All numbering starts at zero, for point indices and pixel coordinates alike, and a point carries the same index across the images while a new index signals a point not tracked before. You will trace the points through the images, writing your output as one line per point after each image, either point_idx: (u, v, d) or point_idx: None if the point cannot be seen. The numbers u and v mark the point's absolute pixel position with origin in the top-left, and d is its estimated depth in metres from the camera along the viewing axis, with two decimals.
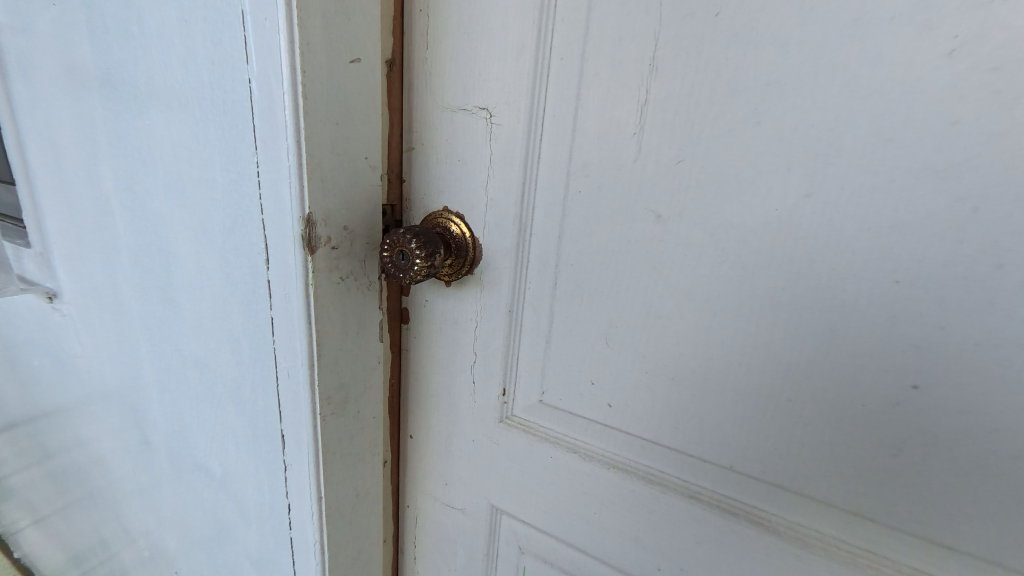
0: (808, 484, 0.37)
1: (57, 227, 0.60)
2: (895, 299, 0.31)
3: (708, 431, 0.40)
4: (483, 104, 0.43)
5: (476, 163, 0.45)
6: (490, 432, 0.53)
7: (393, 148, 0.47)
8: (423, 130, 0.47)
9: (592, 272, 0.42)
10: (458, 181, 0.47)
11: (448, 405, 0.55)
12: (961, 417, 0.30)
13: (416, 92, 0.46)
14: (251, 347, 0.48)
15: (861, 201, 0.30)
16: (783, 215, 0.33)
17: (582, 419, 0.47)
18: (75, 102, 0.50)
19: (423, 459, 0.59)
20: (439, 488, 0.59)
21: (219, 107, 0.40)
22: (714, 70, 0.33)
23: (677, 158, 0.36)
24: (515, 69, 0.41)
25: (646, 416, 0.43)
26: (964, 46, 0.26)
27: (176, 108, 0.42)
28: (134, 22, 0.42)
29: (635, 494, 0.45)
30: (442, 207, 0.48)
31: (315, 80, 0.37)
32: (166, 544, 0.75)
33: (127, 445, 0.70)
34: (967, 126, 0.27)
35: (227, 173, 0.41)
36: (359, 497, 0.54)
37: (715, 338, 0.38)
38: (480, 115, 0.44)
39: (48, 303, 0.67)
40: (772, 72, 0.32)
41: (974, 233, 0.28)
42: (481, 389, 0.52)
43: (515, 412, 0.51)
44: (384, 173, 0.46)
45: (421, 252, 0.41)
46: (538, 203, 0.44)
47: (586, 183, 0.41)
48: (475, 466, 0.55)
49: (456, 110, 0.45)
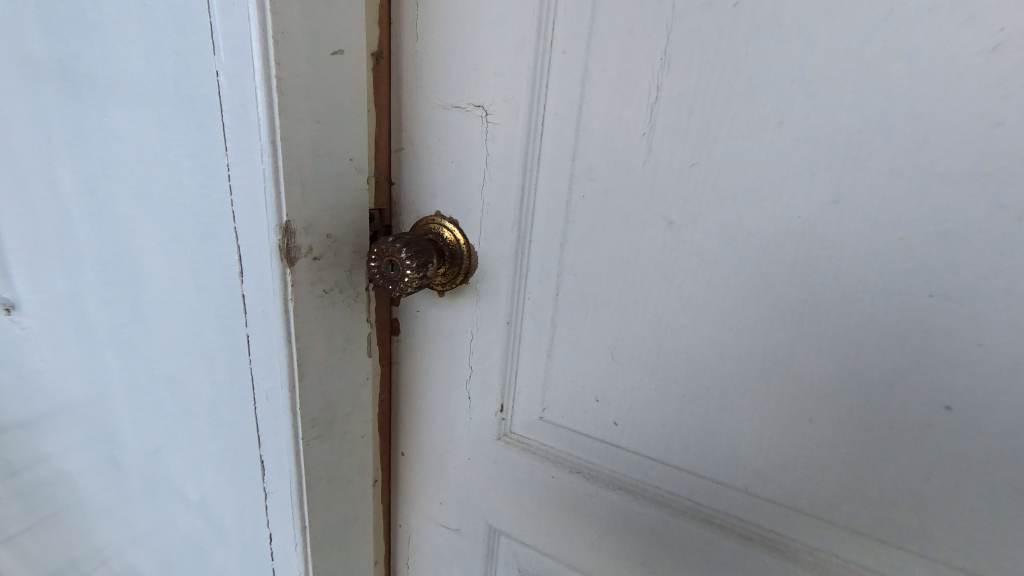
0: (830, 508, 0.34)
1: (14, 232, 0.55)
2: (929, 315, 0.28)
3: (722, 452, 0.37)
4: (479, 101, 0.40)
5: (472, 165, 0.42)
6: (488, 450, 0.50)
7: (380, 149, 0.44)
8: (413, 128, 0.44)
9: (597, 282, 0.39)
10: (451, 183, 0.44)
11: (443, 423, 0.52)
12: (999, 440, 0.28)
13: (406, 90, 0.43)
14: (227, 363, 0.44)
15: (892, 209, 0.28)
16: (806, 224, 0.31)
17: (586, 438, 0.44)
18: (28, 96, 0.45)
19: (416, 477, 0.56)
20: (434, 508, 0.56)
21: (184, 102, 0.36)
22: (732, 66, 0.31)
23: (690, 162, 0.33)
24: (513, 65, 0.38)
25: (655, 435, 0.40)
26: (1011, 40, 0.24)
27: (138, 104, 0.38)
28: (89, 8, 0.38)
29: (644, 518, 0.42)
30: (435, 212, 0.45)
31: (293, 72, 0.33)
32: (141, 567, 0.70)
33: (97, 464, 0.66)
34: (1013, 127, 0.25)
35: (196, 175, 0.37)
36: (348, 522, 0.51)
37: (729, 354, 0.35)
38: (475, 114, 0.41)
39: (5, 314, 0.61)
40: (796, 69, 0.29)
41: (1017, 245, 0.26)
42: (477, 406, 0.49)
43: (514, 429, 0.48)
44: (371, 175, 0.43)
45: (412, 262, 0.38)
46: (538, 209, 0.41)
47: (590, 189, 0.38)
48: (472, 485, 0.52)
49: (449, 107, 0.42)
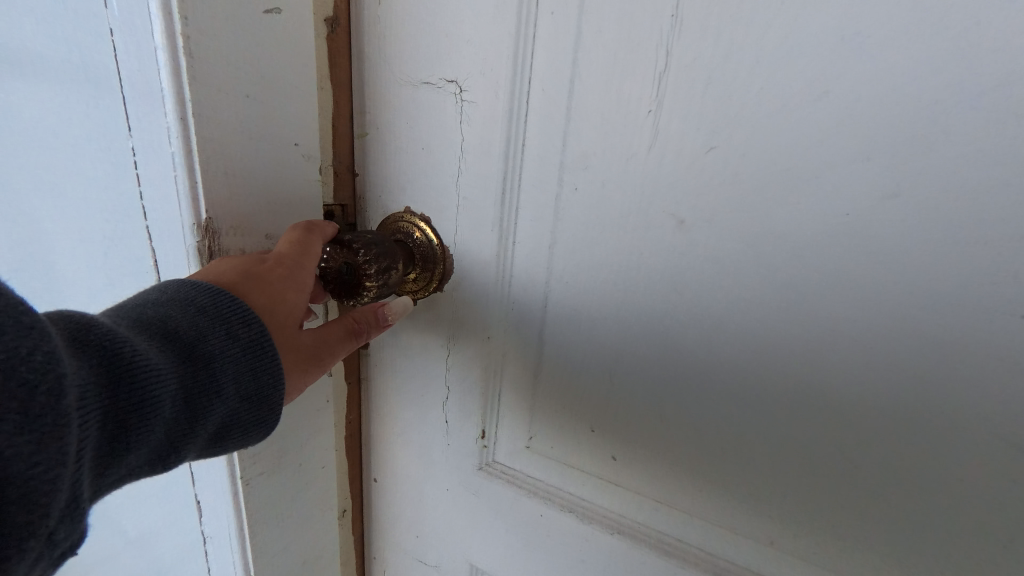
0: (872, 565, 0.29)
1: None
2: (1009, 338, 0.23)
3: (740, 496, 0.32)
4: (453, 76, 0.34)
5: (446, 152, 0.36)
6: (469, 480, 0.44)
7: (337, 134, 0.38)
8: (377, 109, 0.37)
9: (591, 292, 0.33)
10: (422, 174, 0.37)
11: (417, 448, 0.46)
12: None
13: (367, 63, 0.36)
14: None
15: (967, 204, 0.22)
16: (855, 223, 0.24)
17: (579, 472, 0.38)
18: None
19: (389, 507, 0.50)
20: (408, 541, 0.50)
21: (79, 73, 0.29)
22: (764, 19, 0.24)
23: (707, 145, 0.27)
24: (491, 30, 0.31)
25: (660, 473, 0.34)
26: None
27: (23, 75, 0.31)
28: None
29: (647, 568, 0.36)
30: (402, 207, 0.39)
31: (215, 35, 0.27)
32: None
33: None
34: None
35: (100, 162, 0.31)
36: (307, 562, 0.44)
37: (750, 382, 0.29)
38: (448, 90, 0.34)
39: None
40: (847, 21, 0.23)
41: None
42: (455, 430, 0.43)
43: (498, 458, 0.42)
44: (326, 165, 0.37)
45: (373, 271, 0.32)
46: (522, 204, 0.34)
47: (583, 179, 0.31)
48: (451, 518, 0.46)
49: (418, 83, 0.35)
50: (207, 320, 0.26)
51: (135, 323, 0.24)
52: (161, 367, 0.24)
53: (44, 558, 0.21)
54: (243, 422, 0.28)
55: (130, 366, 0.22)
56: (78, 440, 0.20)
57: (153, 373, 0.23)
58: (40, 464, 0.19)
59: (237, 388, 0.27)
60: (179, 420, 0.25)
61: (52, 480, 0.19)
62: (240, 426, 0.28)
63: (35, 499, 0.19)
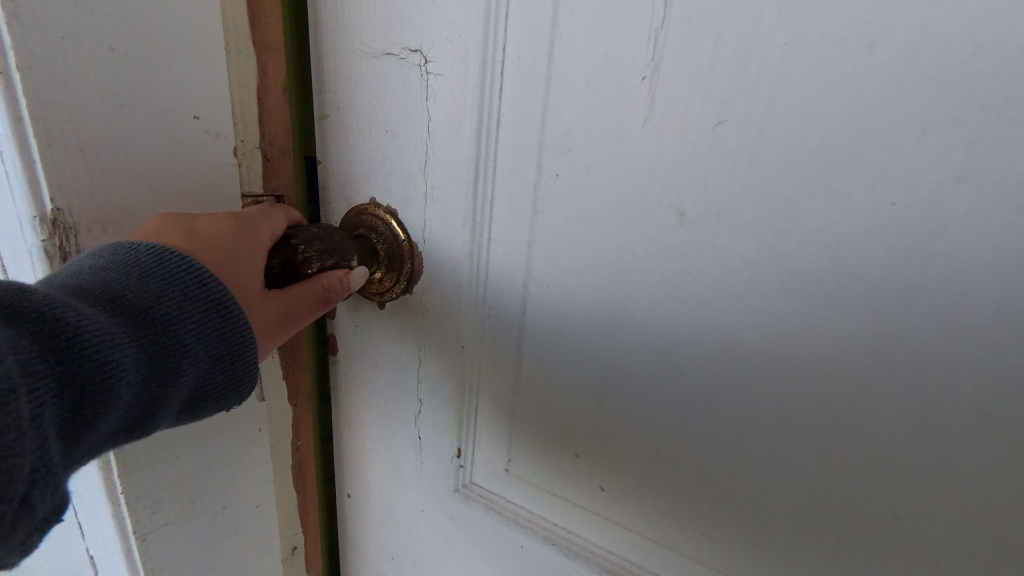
0: None
1: None
2: None
3: (750, 543, 0.26)
4: (417, 44, 0.29)
5: (412, 134, 0.31)
6: (443, 503, 0.39)
7: (265, 108, 0.31)
8: (337, 86, 0.33)
9: (576, 298, 0.28)
10: (386, 160, 0.32)
11: (389, 465, 0.42)
12: None
13: (324, 35, 0.32)
14: None
15: None
16: (906, 216, 0.19)
17: (563, 502, 0.33)
18: None
19: (363, 526, 0.46)
20: (384, 564, 0.46)
21: None
22: None
23: (714, 121, 0.22)
24: None
25: (655, 510, 0.29)
26: None
27: None
28: None
29: None
30: (367, 200, 0.34)
31: None
32: None
33: None
34: None
35: None
36: None
37: (766, 410, 0.24)
38: (412, 61, 0.29)
39: None
40: None
41: None
42: (429, 448, 0.38)
43: (474, 481, 0.37)
44: (252, 148, 0.31)
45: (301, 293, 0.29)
46: (496, 195, 0.29)
47: (566, 165, 0.26)
48: (426, 542, 0.42)
49: (379, 54, 0.30)
50: (158, 281, 0.23)
51: (80, 281, 0.21)
52: (112, 328, 0.21)
53: (30, 527, 0.19)
54: (229, 381, 0.25)
55: (70, 324, 0.19)
56: (25, 405, 0.18)
57: (101, 333, 0.20)
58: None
59: (207, 349, 0.24)
60: (149, 383, 0.22)
61: (4, 449, 0.17)
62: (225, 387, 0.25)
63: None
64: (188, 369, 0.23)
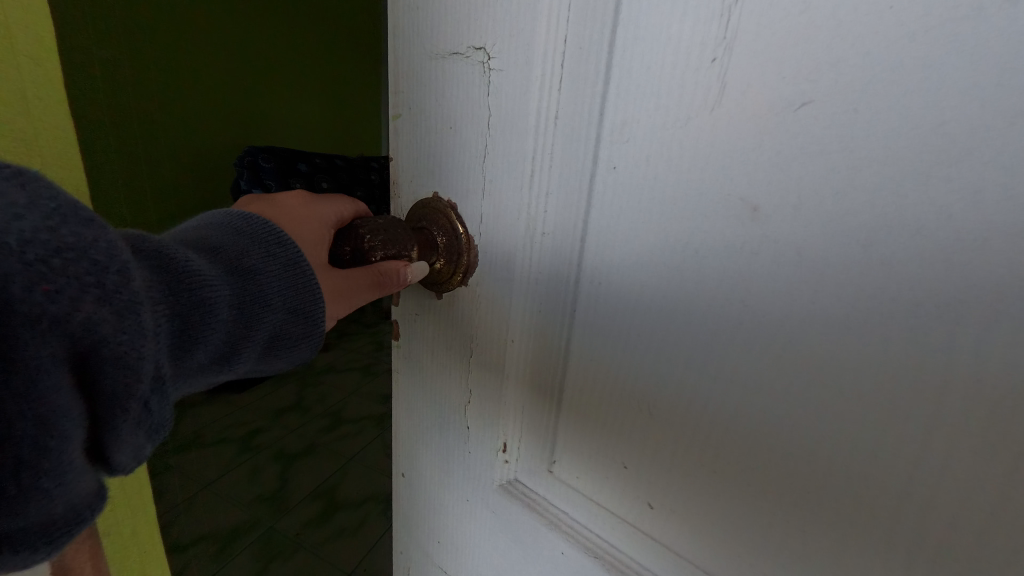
0: None
1: None
2: None
3: None
4: (481, 42, 0.30)
5: (472, 130, 0.32)
6: (487, 496, 0.40)
7: None
8: (409, 87, 0.35)
9: (630, 298, 0.27)
10: (449, 156, 0.34)
11: (439, 453, 0.43)
12: None
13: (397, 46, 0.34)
14: None
15: None
16: None
17: (608, 515, 0.31)
18: None
19: (415, 508, 0.48)
20: (433, 548, 0.47)
21: None
22: None
23: (782, 103, 0.20)
24: None
25: (712, 539, 0.26)
26: None
27: None
28: None
29: None
30: (430, 194, 0.36)
31: None
32: None
33: None
34: None
35: None
36: None
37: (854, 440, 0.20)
38: (476, 59, 0.30)
39: None
40: None
41: None
42: (476, 439, 0.39)
43: (518, 478, 0.37)
44: None
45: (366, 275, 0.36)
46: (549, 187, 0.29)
47: (616, 149, 0.25)
48: (471, 533, 0.43)
49: (448, 54, 0.32)
50: (247, 241, 0.31)
51: (196, 242, 0.30)
52: (213, 276, 0.29)
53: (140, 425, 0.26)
54: (296, 333, 0.32)
55: (187, 270, 0.27)
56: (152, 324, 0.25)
57: (205, 278, 0.28)
58: (123, 339, 0.24)
59: (284, 301, 0.31)
60: (237, 323, 0.30)
61: (133, 357, 0.24)
62: (294, 333, 0.32)
63: (126, 370, 0.24)
64: (266, 316, 0.31)
